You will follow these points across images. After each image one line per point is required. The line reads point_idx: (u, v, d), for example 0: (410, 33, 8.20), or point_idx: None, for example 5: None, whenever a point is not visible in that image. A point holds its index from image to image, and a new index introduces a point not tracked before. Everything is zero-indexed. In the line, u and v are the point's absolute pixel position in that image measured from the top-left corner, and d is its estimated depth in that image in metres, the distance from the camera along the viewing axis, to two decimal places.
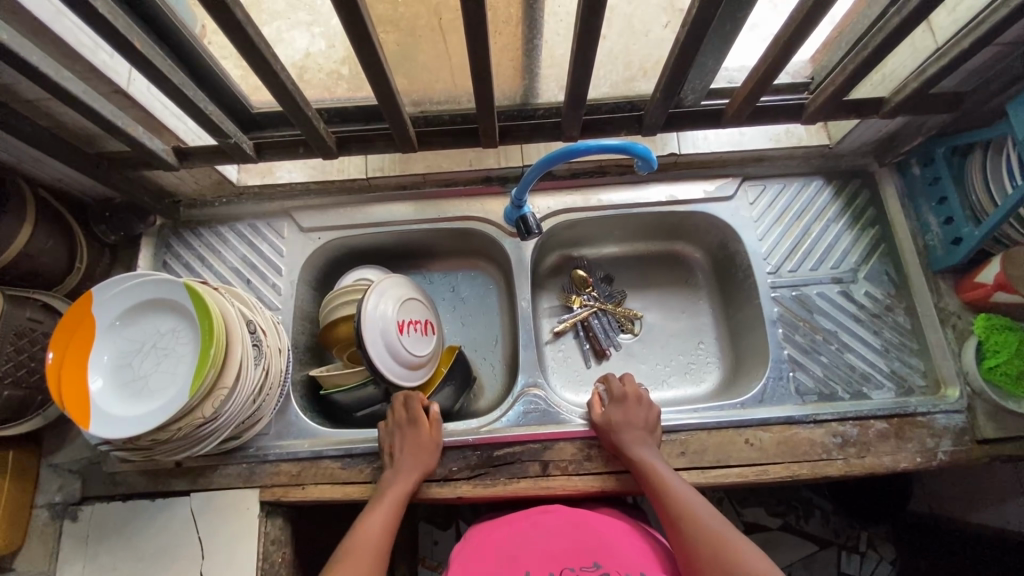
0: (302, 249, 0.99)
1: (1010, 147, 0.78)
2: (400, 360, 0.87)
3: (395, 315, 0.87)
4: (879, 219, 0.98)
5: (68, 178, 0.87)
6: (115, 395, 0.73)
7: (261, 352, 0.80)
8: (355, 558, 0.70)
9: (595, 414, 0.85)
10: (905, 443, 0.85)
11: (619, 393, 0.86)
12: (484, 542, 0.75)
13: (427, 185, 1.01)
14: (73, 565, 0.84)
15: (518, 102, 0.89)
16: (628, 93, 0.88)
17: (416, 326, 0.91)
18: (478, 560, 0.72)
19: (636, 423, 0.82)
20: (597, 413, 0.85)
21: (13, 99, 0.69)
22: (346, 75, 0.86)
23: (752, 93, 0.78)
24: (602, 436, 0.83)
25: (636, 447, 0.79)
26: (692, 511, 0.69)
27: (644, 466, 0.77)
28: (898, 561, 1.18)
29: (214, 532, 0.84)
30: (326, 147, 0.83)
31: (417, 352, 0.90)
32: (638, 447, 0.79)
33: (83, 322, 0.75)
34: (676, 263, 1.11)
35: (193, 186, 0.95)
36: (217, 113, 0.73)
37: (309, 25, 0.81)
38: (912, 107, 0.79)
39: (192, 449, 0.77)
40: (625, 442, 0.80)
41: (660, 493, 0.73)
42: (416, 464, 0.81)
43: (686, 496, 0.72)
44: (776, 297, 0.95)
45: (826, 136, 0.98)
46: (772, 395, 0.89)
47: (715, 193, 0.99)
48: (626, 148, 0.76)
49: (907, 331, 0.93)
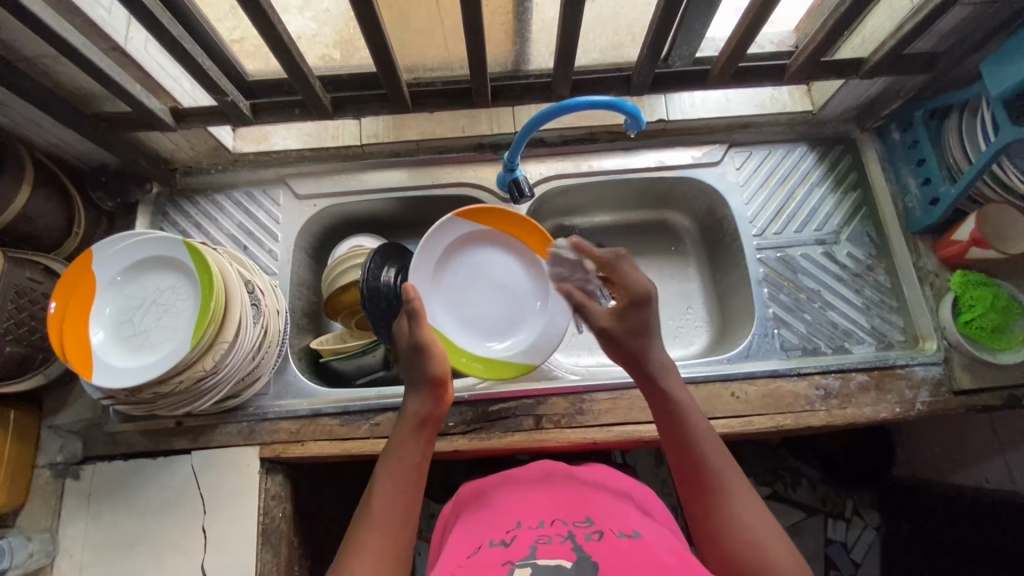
0: (297, 216, 1.00)
1: (985, 108, 0.81)
2: (501, 321, 0.92)
3: (498, 275, 0.94)
4: (861, 182, 1.01)
5: (65, 142, 0.88)
6: (117, 348, 0.75)
7: (260, 311, 0.81)
8: (384, 498, 0.66)
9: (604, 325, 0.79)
10: (884, 394, 0.88)
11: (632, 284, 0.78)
12: (476, 516, 0.72)
13: (421, 152, 1.03)
14: (77, 522, 0.86)
15: (510, 68, 0.92)
16: (618, 59, 0.91)
17: (473, 291, 0.93)
18: (466, 533, 0.69)
19: (654, 335, 0.77)
20: (604, 322, 0.79)
21: (12, 56, 0.71)
22: (338, 59, 0.91)
23: (736, 52, 0.80)
24: (618, 350, 0.77)
25: (659, 373, 0.74)
26: (706, 465, 0.67)
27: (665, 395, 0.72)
28: (882, 526, 1.24)
29: (214, 488, 0.86)
30: (322, 108, 0.85)
31: (479, 314, 0.92)
32: (663, 369, 0.75)
33: (84, 279, 0.76)
34: (666, 231, 1.13)
35: (189, 152, 0.96)
36: (215, 71, 0.75)
37: (300, 9, 0.87)
38: (889, 67, 0.83)
39: (193, 403, 0.79)
40: (653, 360, 0.75)
41: (677, 437, 0.70)
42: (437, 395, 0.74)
43: (704, 445, 0.68)
44: (761, 259, 0.98)
45: (810, 102, 1.01)
46: (757, 350, 0.93)
47: (703, 159, 1.02)
48: (615, 105, 0.78)
49: (888, 290, 0.96)
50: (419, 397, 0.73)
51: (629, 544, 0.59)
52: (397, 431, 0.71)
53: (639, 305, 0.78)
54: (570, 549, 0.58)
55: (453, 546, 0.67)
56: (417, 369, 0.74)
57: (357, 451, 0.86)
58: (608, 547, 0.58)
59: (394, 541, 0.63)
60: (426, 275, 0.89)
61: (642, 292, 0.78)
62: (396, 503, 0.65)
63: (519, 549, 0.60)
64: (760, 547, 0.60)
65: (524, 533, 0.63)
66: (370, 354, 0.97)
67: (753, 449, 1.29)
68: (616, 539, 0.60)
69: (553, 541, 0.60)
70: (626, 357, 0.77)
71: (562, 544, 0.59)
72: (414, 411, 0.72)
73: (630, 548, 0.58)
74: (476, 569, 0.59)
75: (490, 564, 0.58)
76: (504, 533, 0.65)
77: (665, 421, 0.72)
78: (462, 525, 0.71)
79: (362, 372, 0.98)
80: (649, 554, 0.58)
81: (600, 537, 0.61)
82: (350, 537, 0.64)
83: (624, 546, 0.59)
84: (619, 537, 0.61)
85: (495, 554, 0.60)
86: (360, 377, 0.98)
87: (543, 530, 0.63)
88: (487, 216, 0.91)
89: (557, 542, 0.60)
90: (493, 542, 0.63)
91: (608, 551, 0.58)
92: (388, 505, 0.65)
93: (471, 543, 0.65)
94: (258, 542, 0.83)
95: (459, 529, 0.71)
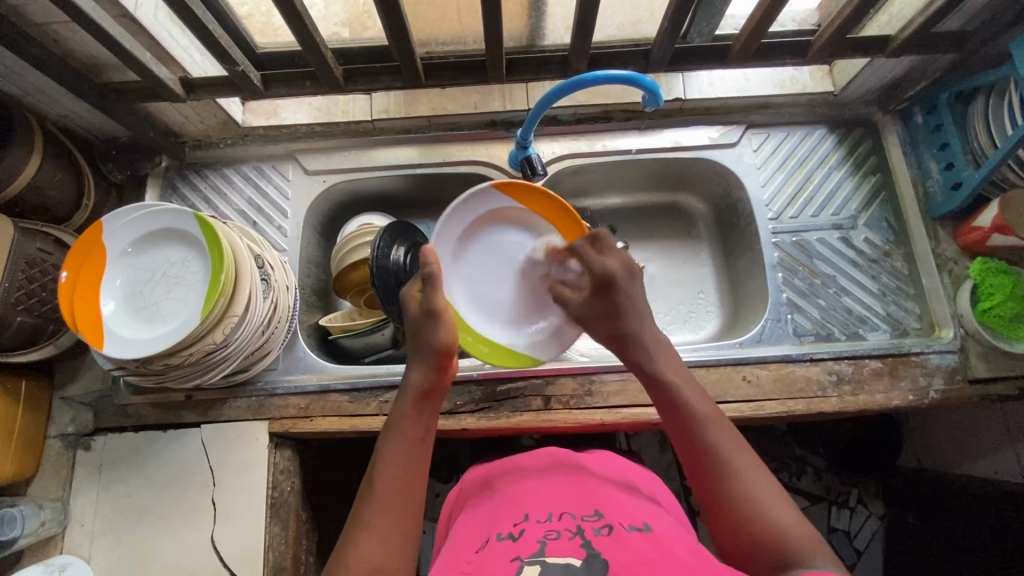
0: (306, 192, 0.99)
1: (1012, 91, 0.79)
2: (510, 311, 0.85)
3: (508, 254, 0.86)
4: (881, 166, 0.99)
5: (74, 112, 0.87)
6: (127, 319, 0.75)
7: (270, 287, 0.80)
8: (388, 474, 0.64)
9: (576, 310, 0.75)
10: (898, 381, 0.87)
11: (599, 268, 0.72)
12: (483, 508, 0.71)
13: (432, 129, 1.02)
14: (88, 492, 0.87)
15: (525, 43, 0.90)
16: (634, 35, 0.89)
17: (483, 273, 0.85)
18: (472, 528, 0.68)
19: (632, 315, 0.70)
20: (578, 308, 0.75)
21: (21, 21, 0.70)
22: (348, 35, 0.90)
23: (758, 29, 0.77)
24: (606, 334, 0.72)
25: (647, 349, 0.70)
26: (709, 440, 0.63)
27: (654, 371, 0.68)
28: (886, 516, 1.23)
29: (224, 461, 0.86)
30: (333, 80, 0.83)
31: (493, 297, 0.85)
32: (650, 344, 0.70)
33: (94, 250, 0.75)
34: (679, 214, 1.11)
35: (199, 125, 0.95)
36: (225, 38, 0.73)
37: None
38: (915, 46, 0.81)
39: (203, 376, 0.79)
40: (638, 340, 0.70)
41: (677, 413, 0.66)
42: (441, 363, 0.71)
43: (699, 416, 0.65)
44: (777, 243, 0.96)
45: (831, 83, 0.99)
46: (769, 335, 0.92)
47: (719, 140, 0.99)
48: (633, 80, 0.76)
49: (905, 276, 0.95)
50: (419, 366, 0.71)
51: (639, 539, 0.59)
52: (401, 404, 0.69)
53: (605, 289, 0.71)
54: (579, 544, 0.58)
55: (460, 540, 0.66)
56: (422, 337, 0.71)
57: (366, 428, 0.87)
58: (618, 543, 0.58)
59: (399, 519, 0.62)
60: (449, 248, 0.83)
61: (607, 276, 0.71)
62: (399, 476, 0.64)
63: (528, 546, 0.59)
64: (773, 521, 0.58)
65: (532, 527, 0.62)
66: (378, 332, 0.96)
67: (759, 436, 1.28)
68: (626, 534, 0.60)
69: (561, 537, 0.60)
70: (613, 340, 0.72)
71: (571, 541, 0.59)
72: (416, 382, 0.70)
73: (640, 543, 0.58)
74: (483, 566, 0.58)
75: (499, 561, 0.58)
76: (511, 525, 0.64)
77: (659, 398, 0.68)
78: (468, 517, 0.71)
79: (370, 350, 0.98)
80: (660, 549, 0.58)
81: (609, 531, 0.60)
82: (356, 514, 0.63)
83: (634, 541, 0.59)
84: (628, 532, 0.60)
85: (503, 549, 0.59)
86: (368, 356, 0.99)
87: (551, 525, 0.62)
88: (526, 192, 0.84)
89: (565, 538, 0.59)
90: (501, 536, 0.63)
91: (619, 548, 0.57)
92: (393, 482, 0.64)
93: (479, 536, 0.65)
94: (267, 515, 0.84)
95: (466, 519, 0.71)
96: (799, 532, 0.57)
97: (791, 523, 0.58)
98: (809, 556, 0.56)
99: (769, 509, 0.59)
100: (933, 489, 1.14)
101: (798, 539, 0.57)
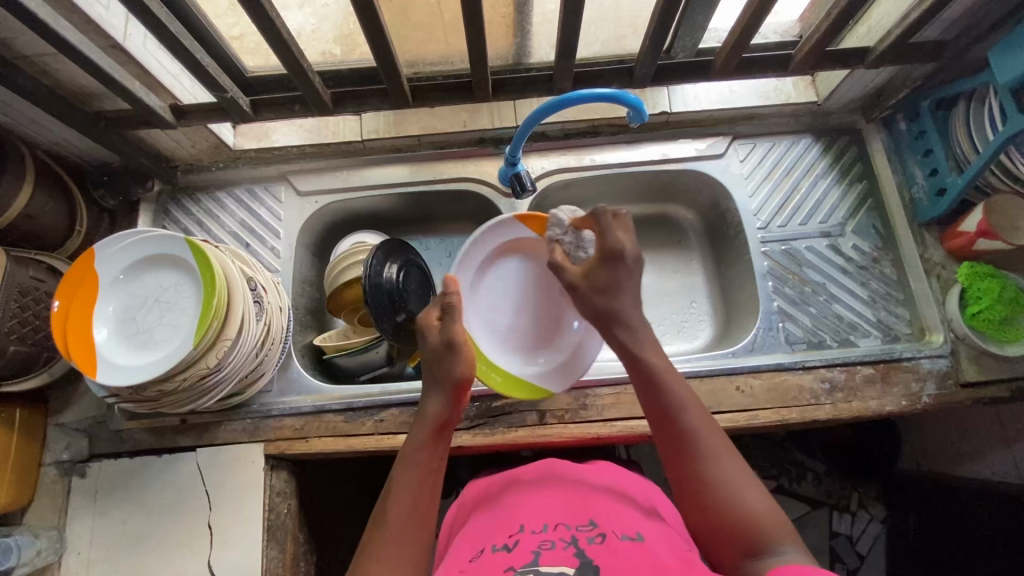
0: (299, 213, 1.00)
1: (992, 97, 0.80)
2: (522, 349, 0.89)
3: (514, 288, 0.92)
4: (867, 173, 1.00)
5: (67, 140, 0.88)
6: (121, 346, 0.75)
7: (263, 309, 0.81)
8: (401, 507, 0.64)
9: (574, 279, 0.73)
10: (891, 387, 0.88)
11: (611, 248, 0.69)
12: (480, 520, 0.71)
13: (422, 147, 1.03)
14: (84, 520, 0.86)
15: (511, 62, 0.91)
16: (619, 51, 0.91)
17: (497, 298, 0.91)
18: (465, 543, 0.67)
19: (627, 292, 0.70)
20: (574, 276, 0.73)
21: (11, 54, 0.71)
22: (338, 55, 0.90)
23: (740, 43, 0.78)
24: (591, 307, 0.71)
25: (630, 327, 0.69)
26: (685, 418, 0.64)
27: (633, 350, 0.68)
28: (888, 519, 1.21)
29: (221, 484, 0.86)
30: (322, 103, 0.84)
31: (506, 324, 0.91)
32: (636, 324, 0.69)
33: (87, 277, 0.76)
34: (669, 225, 1.12)
35: (191, 149, 0.96)
36: (213, 66, 0.75)
37: (300, 6, 0.87)
38: (895, 55, 0.82)
39: (197, 401, 0.79)
40: (624, 317, 0.70)
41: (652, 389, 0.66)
42: (454, 394, 0.71)
43: (677, 395, 0.65)
44: (766, 252, 0.97)
45: (814, 93, 1.00)
46: (762, 344, 0.92)
47: (706, 151, 1.01)
48: (616, 97, 0.77)
49: (894, 282, 0.96)
50: (428, 395, 0.72)
51: (632, 548, 0.59)
52: (416, 433, 0.70)
53: (608, 264, 0.70)
54: (572, 554, 0.58)
55: (457, 551, 0.66)
56: (441, 370, 0.72)
57: (362, 447, 0.87)
58: (611, 552, 0.58)
59: (409, 541, 0.62)
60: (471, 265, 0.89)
61: (615, 255, 0.69)
62: (413, 509, 0.64)
63: (521, 556, 0.59)
64: (748, 509, 0.59)
65: (526, 537, 0.62)
66: (373, 350, 0.96)
67: (758, 442, 1.28)
68: (618, 543, 0.60)
69: (556, 546, 0.60)
70: (593, 313, 0.71)
71: (565, 550, 0.59)
72: (432, 414, 0.70)
73: (631, 552, 0.58)
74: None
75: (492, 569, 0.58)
76: (506, 536, 0.64)
77: (637, 376, 0.68)
78: (466, 530, 0.71)
79: (366, 369, 0.98)
80: (651, 558, 0.58)
81: (603, 542, 0.60)
82: (366, 544, 0.63)
83: (625, 550, 0.59)
84: (622, 541, 0.61)
85: (496, 560, 0.59)
86: (364, 374, 0.98)
87: (546, 535, 0.62)
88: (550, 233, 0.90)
89: (560, 548, 0.59)
90: (495, 546, 0.63)
91: (609, 557, 0.57)
92: (406, 514, 0.63)
93: (474, 547, 0.65)
94: (264, 538, 0.84)
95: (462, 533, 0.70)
96: (770, 518, 0.58)
97: (762, 509, 0.59)
98: (777, 542, 0.57)
99: (742, 494, 0.60)
100: (931, 491, 1.14)
101: (768, 521, 0.58)
